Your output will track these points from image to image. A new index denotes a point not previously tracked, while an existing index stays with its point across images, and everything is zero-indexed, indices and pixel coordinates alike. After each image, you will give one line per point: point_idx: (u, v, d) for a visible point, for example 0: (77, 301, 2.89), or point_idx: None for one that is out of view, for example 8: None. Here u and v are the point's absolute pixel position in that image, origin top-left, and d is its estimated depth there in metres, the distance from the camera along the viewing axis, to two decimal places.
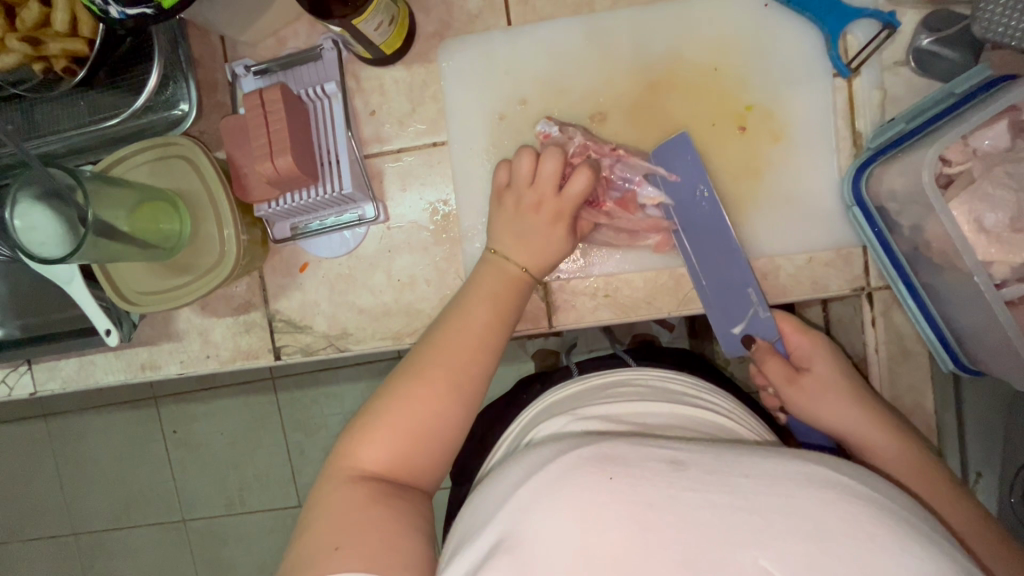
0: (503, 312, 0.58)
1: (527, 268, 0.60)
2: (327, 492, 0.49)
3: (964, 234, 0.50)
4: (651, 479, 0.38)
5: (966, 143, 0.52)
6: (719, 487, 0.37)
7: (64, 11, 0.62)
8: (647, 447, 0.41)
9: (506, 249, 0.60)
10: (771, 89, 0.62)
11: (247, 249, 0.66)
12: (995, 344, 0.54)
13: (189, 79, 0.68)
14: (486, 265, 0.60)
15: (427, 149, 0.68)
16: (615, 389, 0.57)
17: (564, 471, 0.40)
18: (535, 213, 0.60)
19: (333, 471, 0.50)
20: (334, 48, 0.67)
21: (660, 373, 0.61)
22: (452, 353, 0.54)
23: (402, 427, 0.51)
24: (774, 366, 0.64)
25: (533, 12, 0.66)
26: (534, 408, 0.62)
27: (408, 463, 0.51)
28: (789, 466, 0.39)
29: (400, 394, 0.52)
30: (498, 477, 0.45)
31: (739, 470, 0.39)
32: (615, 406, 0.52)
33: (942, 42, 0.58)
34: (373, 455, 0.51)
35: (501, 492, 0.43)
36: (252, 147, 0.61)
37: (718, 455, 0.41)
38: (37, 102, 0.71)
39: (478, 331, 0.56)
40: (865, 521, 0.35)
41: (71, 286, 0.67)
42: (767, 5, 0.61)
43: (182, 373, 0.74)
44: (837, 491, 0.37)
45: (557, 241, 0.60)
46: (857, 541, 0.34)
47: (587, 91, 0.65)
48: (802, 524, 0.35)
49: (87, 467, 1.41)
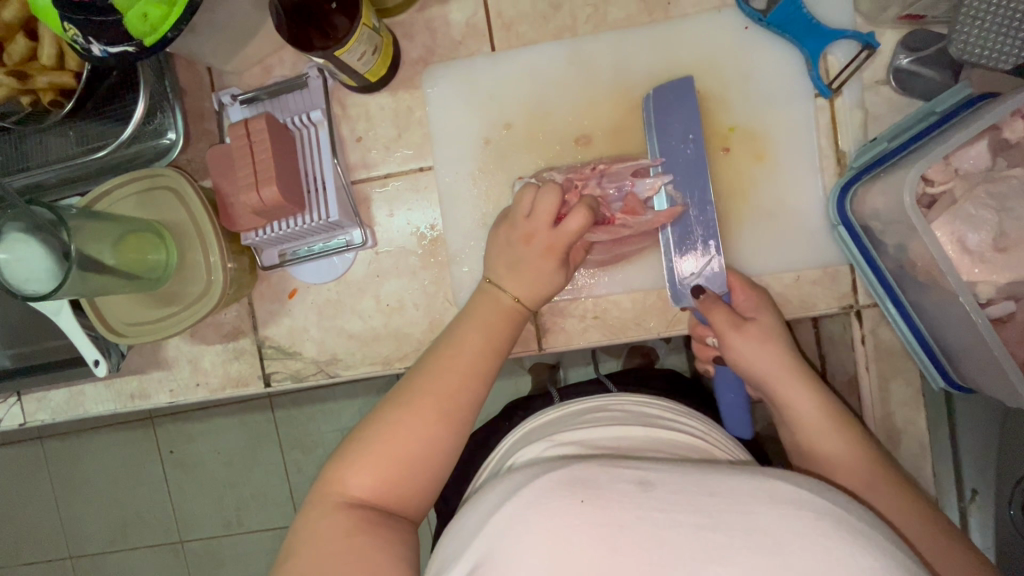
0: (490, 337, 0.58)
1: (519, 298, 0.59)
2: (313, 521, 0.48)
3: (947, 255, 0.50)
4: (621, 501, 0.40)
5: (948, 162, 0.52)
6: (684, 506, 0.39)
7: (51, 45, 0.62)
8: (618, 470, 0.43)
9: (499, 279, 0.60)
10: (756, 108, 0.62)
11: (235, 277, 0.66)
12: (983, 362, 0.54)
13: (176, 108, 0.69)
14: (482, 295, 0.60)
15: (414, 174, 0.68)
16: (591, 415, 0.57)
17: (536, 496, 0.41)
18: (527, 246, 0.59)
19: (320, 498, 0.50)
20: (320, 76, 0.67)
21: (637, 398, 0.61)
22: (444, 381, 0.54)
23: (390, 455, 0.51)
24: (721, 314, 0.59)
25: (517, 36, 0.66)
26: (513, 436, 0.61)
27: (396, 491, 0.51)
28: (752, 483, 0.40)
29: (389, 421, 0.52)
30: (476, 502, 0.47)
31: (706, 488, 0.40)
32: (592, 430, 0.53)
33: (921, 62, 0.59)
34: (360, 481, 0.50)
35: (478, 517, 0.44)
36: (238, 178, 0.61)
37: (687, 473, 0.43)
38: (27, 133, 0.72)
39: (468, 357, 0.56)
40: (822, 536, 0.37)
41: (60, 318, 0.67)
42: (748, 27, 0.62)
43: (172, 401, 0.73)
44: (799, 507, 0.39)
45: (551, 276, 0.59)
46: (815, 556, 0.36)
47: (571, 114, 0.65)
48: (763, 541, 0.36)
49: (82, 490, 1.40)
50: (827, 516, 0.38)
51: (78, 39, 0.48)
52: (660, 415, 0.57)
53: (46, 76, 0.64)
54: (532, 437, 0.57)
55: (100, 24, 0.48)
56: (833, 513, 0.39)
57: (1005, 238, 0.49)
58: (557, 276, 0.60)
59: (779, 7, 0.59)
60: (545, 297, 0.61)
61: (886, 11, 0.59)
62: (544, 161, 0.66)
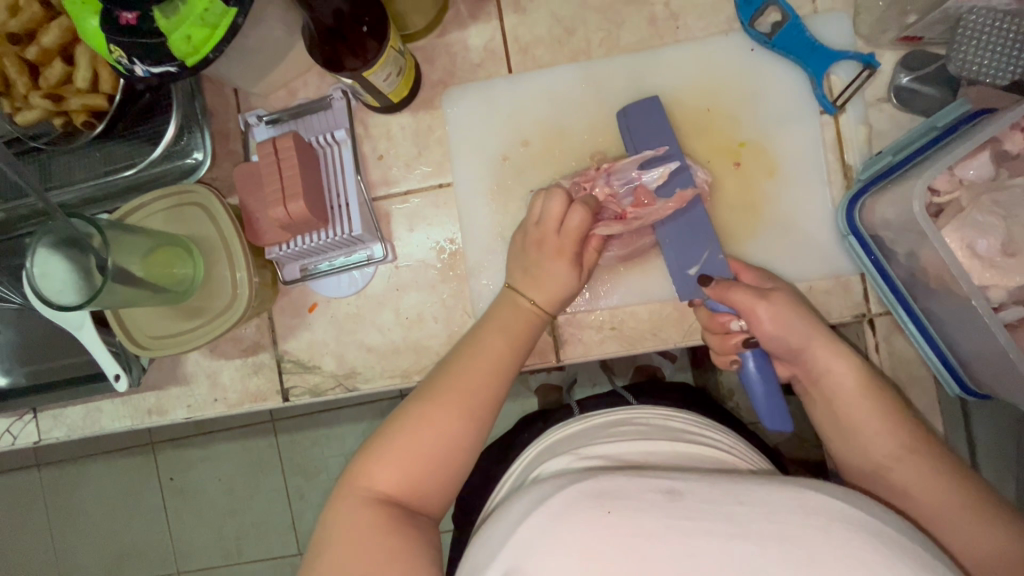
0: (514, 343, 0.59)
1: (539, 304, 0.61)
2: (342, 516, 0.49)
3: (958, 261, 0.52)
4: (649, 510, 0.40)
5: (952, 173, 0.54)
6: (713, 515, 0.39)
7: (86, 69, 0.65)
8: (643, 478, 0.43)
9: (518, 284, 0.62)
10: (769, 121, 0.65)
11: (259, 291, 0.67)
12: (999, 367, 0.55)
13: (205, 129, 0.71)
14: (502, 299, 0.62)
15: (434, 190, 0.70)
16: (616, 428, 0.57)
17: (563, 506, 0.42)
18: (539, 250, 0.62)
19: (347, 490, 0.51)
20: (344, 97, 0.70)
21: (665, 410, 0.61)
22: (468, 381, 0.55)
23: (416, 454, 0.52)
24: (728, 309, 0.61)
25: (532, 59, 0.69)
26: (537, 447, 0.62)
27: (420, 492, 0.52)
28: (782, 490, 0.41)
29: (415, 420, 0.53)
30: (501, 512, 0.47)
31: (735, 497, 0.41)
32: (617, 444, 0.53)
33: (920, 80, 0.62)
34: (386, 476, 0.51)
35: (505, 527, 0.44)
36: (265, 194, 0.63)
37: (715, 482, 0.43)
38: (56, 154, 0.74)
39: (492, 362, 0.57)
40: (857, 546, 0.37)
41: (81, 332, 0.67)
42: (753, 49, 0.65)
43: (189, 417, 0.73)
44: (833, 518, 0.39)
45: (567, 273, 0.61)
46: (851, 567, 0.36)
47: (585, 132, 0.67)
48: (795, 552, 0.37)
49: (80, 518, 1.37)
50: (860, 524, 0.39)
51: (123, 59, 0.50)
52: (692, 431, 0.58)
53: (80, 98, 0.66)
54: (556, 449, 0.57)
55: (145, 47, 0.50)
56: (867, 520, 0.39)
57: (1014, 243, 0.51)
58: (573, 283, 0.62)
59: (783, 30, 0.63)
60: (560, 305, 0.62)
61: (884, 34, 0.62)
62: (561, 177, 0.68)
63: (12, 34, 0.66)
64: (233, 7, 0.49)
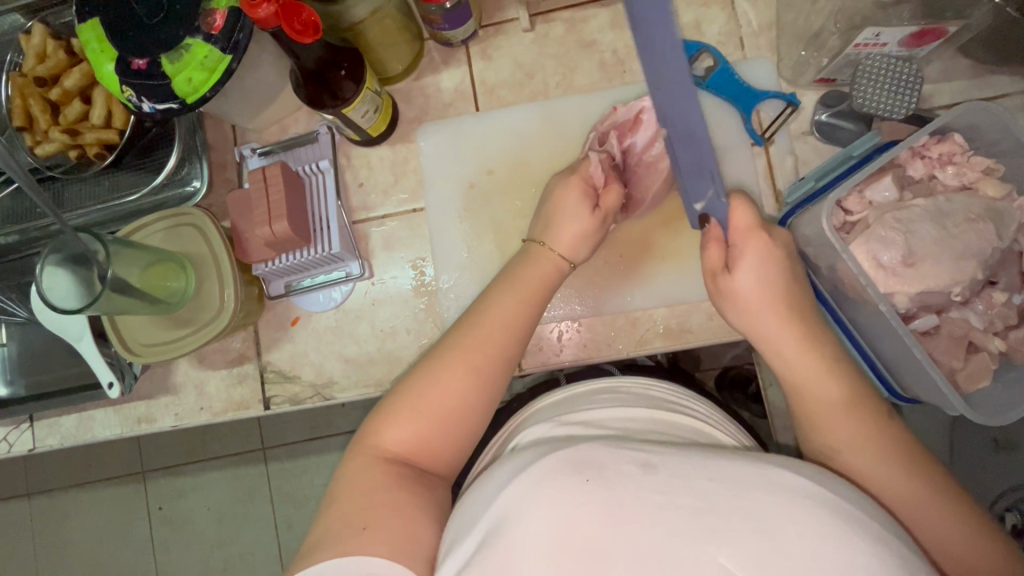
0: (527, 300, 0.62)
1: (562, 253, 0.65)
2: (355, 469, 0.54)
3: (864, 271, 0.58)
4: (625, 481, 0.44)
5: (862, 195, 0.61)
6: (683, 489, 0.44)
7: (102, 108, 0.74)
8: (622, 450, 0.48)
9: (544, 237, 0.66)
10: (716, 147, 0.72)
11: (246, 303, 0.73)
12: (913, 368, 0.60)
13: (203, 159, 0.78)
14: (530, 252, 0.66)
15: (408, 214, 0.77)
16: (596, 396, 0.65)
17: (545, 476, 0.45)
18: (571, 185, 0.67)
19: (361, 448, 0.56)
20: (329, 132, 0.78)
21: (648, 381, 0.69)
22: (480, 342, 0.59)
23: (427, 410, 0.56)
24: (716, 251, 0.61)
25: (498, 99, 0.78)
26: (523, 412, 0.70)
27: (428, 448, 0.56)
28: (750, 468, 0.45)
29: (428, 377, 0.57)
30: (485, 480, 0.52)
31: (707, 473, 0.45)
32: (599, 414, 0.60)
33: (837, 116, 0.69)
34: (396, 435, 0.55)
35: (488, 494, 0.49)
36: (253, 216, 0.70)
37: (689, 458, 0.47)
38: (69, 182, 0.82)
39: (504, 324, 0.60)
40: (811, 515, 0.41)
41: (81, 342, 0.74)
42: (691, 89, 0.73)
43: (177, 425, 0.78)
44: (792, 493, 0.43)
45: (576, 215, 0.65)
46: (805, 537, 0.40)
47: (544, 161, 0.75)
48: (757, 523, 0.41)
49: (68, 548, 1.38)
50: (820, 500, 0.43)
51: (133, 98, 0.59)
52: (670, 400, 0.65)
53: (95, 133, 0.75)
54: (541, 419, 0.64)
55: (152, 87, 0.58)
56: (827, 498, 0.43)
57: (912, 254, 0.57)
58: (588, 226, 0.66)
59: (715, 73, 0.72)
60: (581, 248, 0.66)
61: (803, 76, 0.71)
62: (521, 203, 0.75)
63: (39, 78, 0.75)
64: (229, 54, 0.57)
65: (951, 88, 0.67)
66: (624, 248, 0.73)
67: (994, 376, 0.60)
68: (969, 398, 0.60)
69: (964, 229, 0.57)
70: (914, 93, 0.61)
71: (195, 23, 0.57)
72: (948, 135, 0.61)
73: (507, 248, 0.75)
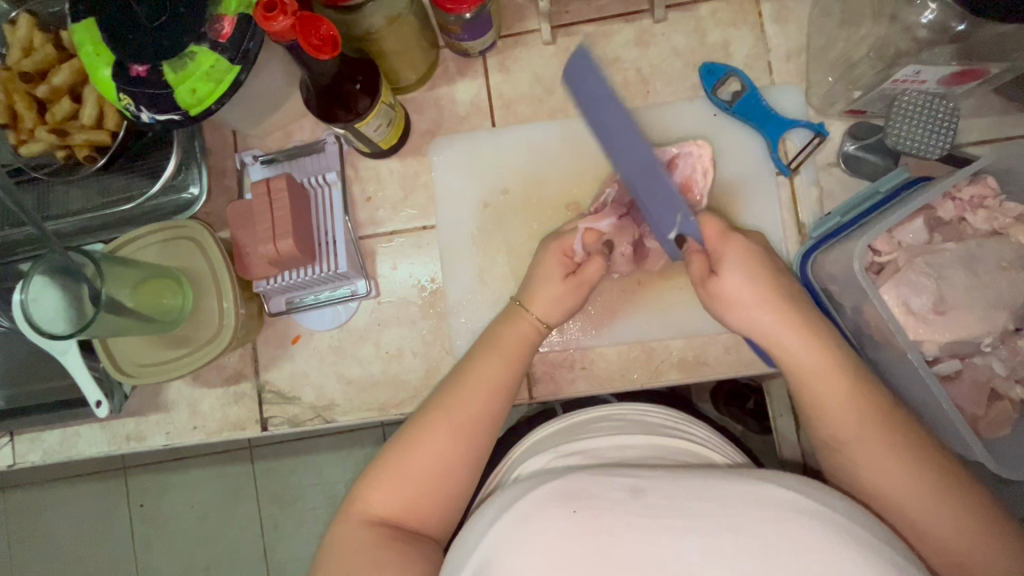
0: (511, 359, 0.61)
1: (542, 319, 0.64)
2: (343, 536, 0.53)
3: (894, 316, 0.57)
4: (613, 509, 0.42)
5: (892, 236, 0.60)
6: (674, 512, 0.41)
7: (93, 107, 0.69)
8: (608, 476, 0.45)
9: (529, 301, 0.64)
10: (739, 179, 0.70)
11: (245, 321, 0.70)
12: (936, 418, 0.59)
13: (202, 166, 0.74)
14: (511, 314, 0.64)
15: (418, 231, 0.74)
16: (591, 426, 0.62)
17: (531, 509, 0.43)
18: (557, 265, 0.64)
19: (348, 513, 0.54)
20: (336, 142, 0.74)
21: (646, 406, 0.66)
22: (465, 399, 0.57)
23: (411, 474, 0.54)
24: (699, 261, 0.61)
25: (515, 114, 0.75)
26: (522, 443, 0.67)
27: (417, 510, 0.54)
28: (736, 485, 0.43)
29: (410, 438, 0.55)
30: (475, 517, 0.49)
31: (695, 492, 0.43)
32: (605, 440, 0.58)
33: (864, 148, 0.68)
34: (379, 498, 0.53)
35: (480, 527, 0.46)
36: (256, 232, 0.66)
37: (678, 478, 0.45)
38: (54, 183, 0.76)
39: (489, 380, 0.59)
40: (805, 532, 0.39)
41: (65, 356, 0.69)
42: (716, 114, 0.71)
43: (168, 444, 0.74)
44: (784, 509, 0.41)
45: (555, 287, 0.63)
46: (802, 552, 0.39)
47: (562, 185, 0.72)
48: (751, 541, 0.39)
49: (45, 545, 1.34)
50: (816, 515, 0.41)
51: (131, 106, 0.54)
52: (669, 426, 0.62)
53: (84, 134, 0.69)
54: (541, 447, 0.62)
55: (152, 95, 0.54)
56: (824, 512, 0.41)
57: (943, 301, 0.56)
58: (565, 296, 0.64)
59: (742, 99, 0.69)
60: (563, 314, 0.64)
61: (833, 106, 0.69)
62: (537, 224, 0.72)
63: (24, 72, 0.70)
64: (237, 64, 0.54)
65: (981, 125, 0.66)
66: (643, 276, 0.70)
67: (1014, 424, 0.59)
68: (989, 446, 0.59)
69: (994, 277, 0.57)
70: (950, 133, 0.61)
71: (201, 28, 0.53)
72: (980, 177, 0.59)
73: (521, 273, 0.72)
